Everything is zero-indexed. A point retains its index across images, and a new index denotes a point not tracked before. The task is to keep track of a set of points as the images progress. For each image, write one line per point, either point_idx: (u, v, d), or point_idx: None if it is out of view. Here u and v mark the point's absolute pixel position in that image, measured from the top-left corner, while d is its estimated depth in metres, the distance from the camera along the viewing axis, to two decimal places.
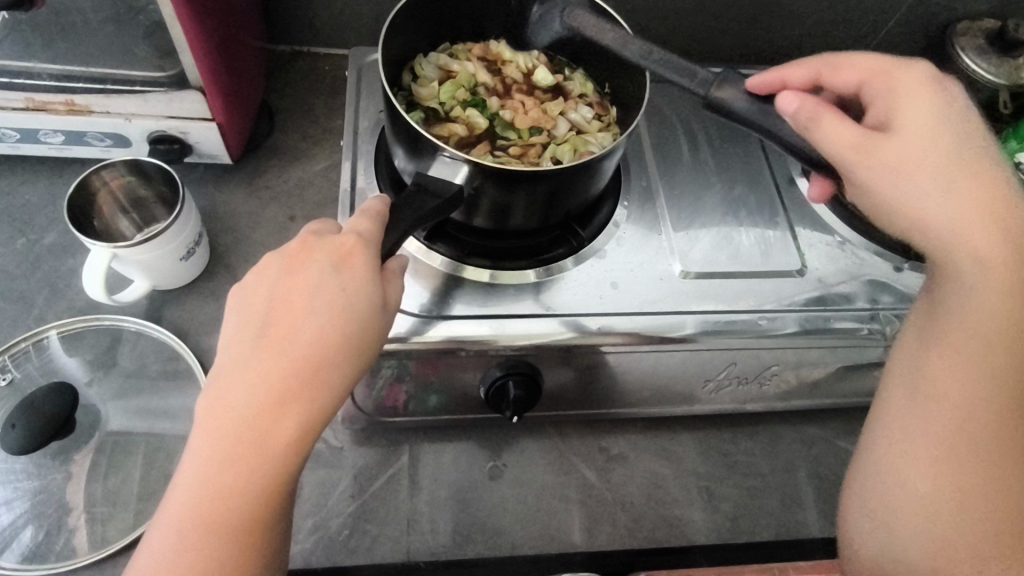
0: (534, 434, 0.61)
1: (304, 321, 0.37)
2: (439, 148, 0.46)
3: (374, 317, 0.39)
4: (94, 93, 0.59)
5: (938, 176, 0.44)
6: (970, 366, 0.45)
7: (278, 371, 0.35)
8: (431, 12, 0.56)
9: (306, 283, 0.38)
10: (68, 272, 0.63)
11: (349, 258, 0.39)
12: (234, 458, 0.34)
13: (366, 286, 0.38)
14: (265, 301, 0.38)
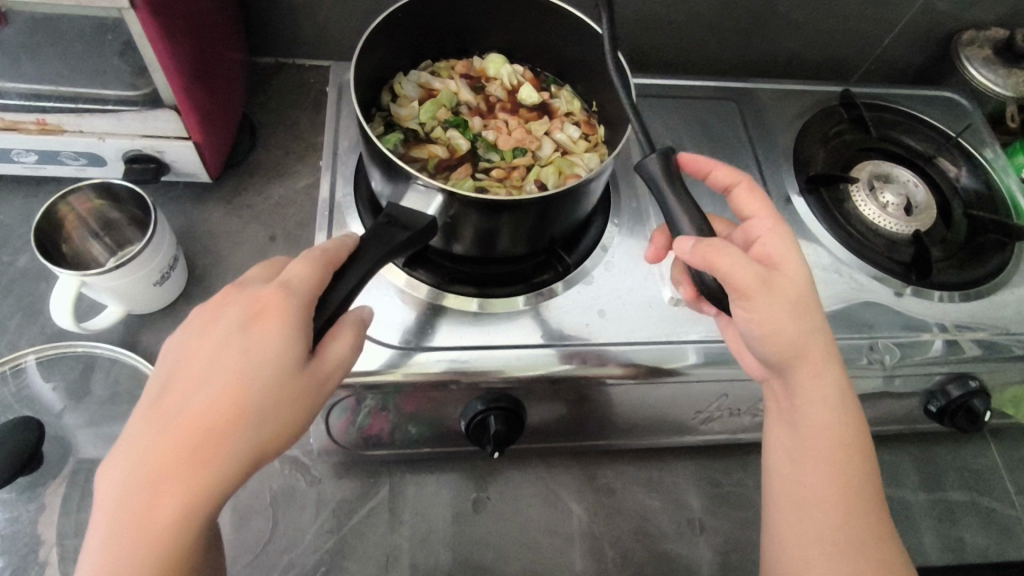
0: (520, 465, 0.59)
1: (200, 387, 0.33)
2: (412, 176, 0.43)
3: (285, 380, 0.34)
4: (66, 113, 0.57)
5: (782, 305, 0.44)
6: (825, 464, 0.47)
7: (163, 443, 0.32)
8: (412, 30, 0.54)
9: (213, 341, 0.35)
10: (41, 296, 0.62)
11: (262, 314, 0.35)
12: (109, 541, 0.31)
13: (275, 345, 0.34)
14: (173, 360, 0.35)
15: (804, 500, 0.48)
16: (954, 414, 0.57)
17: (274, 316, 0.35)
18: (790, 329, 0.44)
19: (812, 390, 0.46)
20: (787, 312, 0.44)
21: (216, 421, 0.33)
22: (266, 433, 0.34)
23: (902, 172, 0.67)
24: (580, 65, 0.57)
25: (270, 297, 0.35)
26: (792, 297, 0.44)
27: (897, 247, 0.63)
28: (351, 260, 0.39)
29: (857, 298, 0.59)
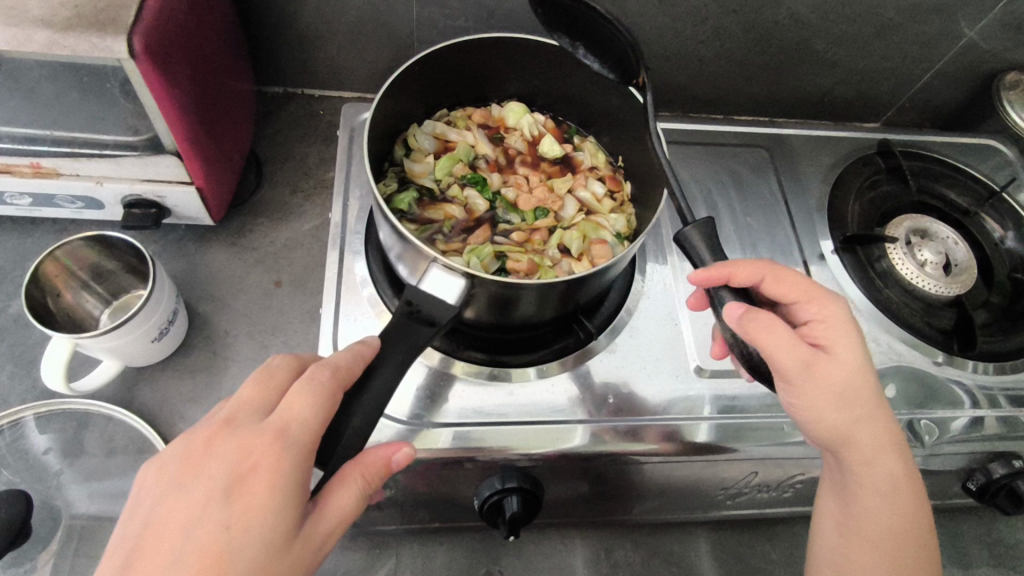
0: (535, 536, 0.56)
1: (169, 566, 0.31)
2: (432, 258, 0.40)
3: (272, 555, 0.32)
4: (62, 157, 0.54)
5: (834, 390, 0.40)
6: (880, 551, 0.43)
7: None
8: (430, 81, 0.51)
9: (194, 507, 0.32)
10: (34, 346, 0.59)
11: (249, 476, 0.32)
12: None
13: (265, 517, 0.32)
14: (142, 523, 0.32)
15: None
16: (995, 494, 0.53)
17: (265, 481, 0.32)
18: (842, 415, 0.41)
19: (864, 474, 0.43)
20: (841, 397, 0.41)
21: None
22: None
23: (942, 228, 0.64)
24: (609, 118, 0.54)
25: (263, 452, 0.33)
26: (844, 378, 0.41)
27: (935, 310, 0.59)
28: (371, 370, 0.37)
29: (895, 368, 0.56)
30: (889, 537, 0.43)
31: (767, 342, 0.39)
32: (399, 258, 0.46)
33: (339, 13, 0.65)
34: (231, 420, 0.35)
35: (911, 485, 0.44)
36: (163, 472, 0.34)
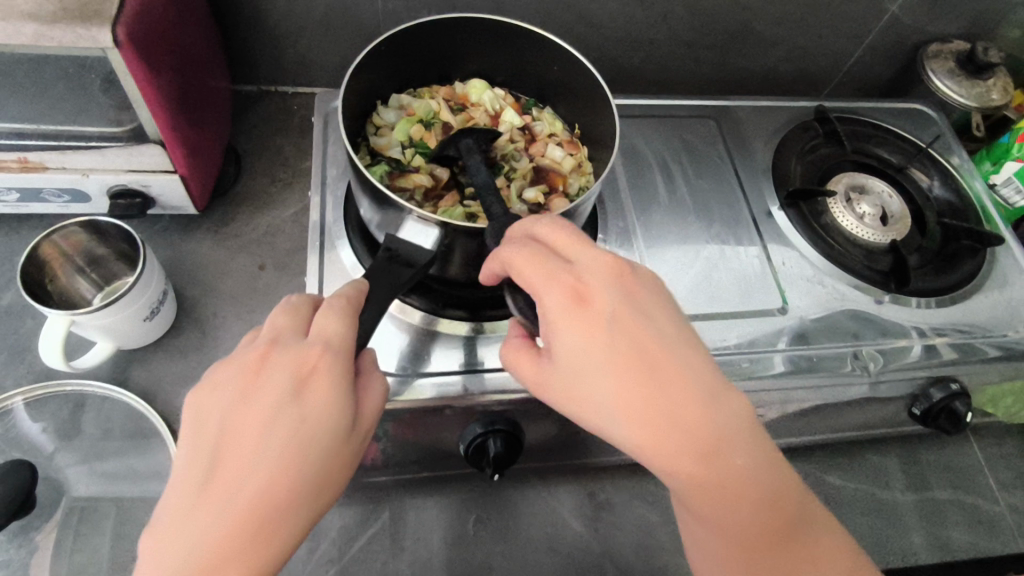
0: (518, 483, 0.60)
1: (255, 464, 0.33)
2: (405, 209, 0.43)
3: (338, 446, 0.35)
4: (47, 151, 0.56)
5: (654, 446, 0.38)
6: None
7: (226, 522, 0.32)
8: (396, 58, 0.55)
9: (265, 413, 0.34)
10: (28, 334, 0.61)
11: (312, 381, 0.35)
12: None
13: (329, 412, 0.35)
14: (216, 432, 0.34)
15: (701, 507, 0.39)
16: (937, 416, 0.59)
17: (328, 382, 0.35)
18: (717, 491, 0.38)
19: (758, 522, 0.39)
20: (640, 415, 0.38)
21: (275, 493, 0.33)
22: (317, 496, 0.35)
23: (877, 183, 0.69)
24: (564, 88, 0.58)
25: (318, 360, 0.35)
26: (683, 440, 0.38)
27: (876, 256, 0.65)
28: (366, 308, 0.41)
29: (839, 306, 0.61)
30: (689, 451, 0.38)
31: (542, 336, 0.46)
32: (377, 226, 0.50)
33: (309, 9, 0.68)
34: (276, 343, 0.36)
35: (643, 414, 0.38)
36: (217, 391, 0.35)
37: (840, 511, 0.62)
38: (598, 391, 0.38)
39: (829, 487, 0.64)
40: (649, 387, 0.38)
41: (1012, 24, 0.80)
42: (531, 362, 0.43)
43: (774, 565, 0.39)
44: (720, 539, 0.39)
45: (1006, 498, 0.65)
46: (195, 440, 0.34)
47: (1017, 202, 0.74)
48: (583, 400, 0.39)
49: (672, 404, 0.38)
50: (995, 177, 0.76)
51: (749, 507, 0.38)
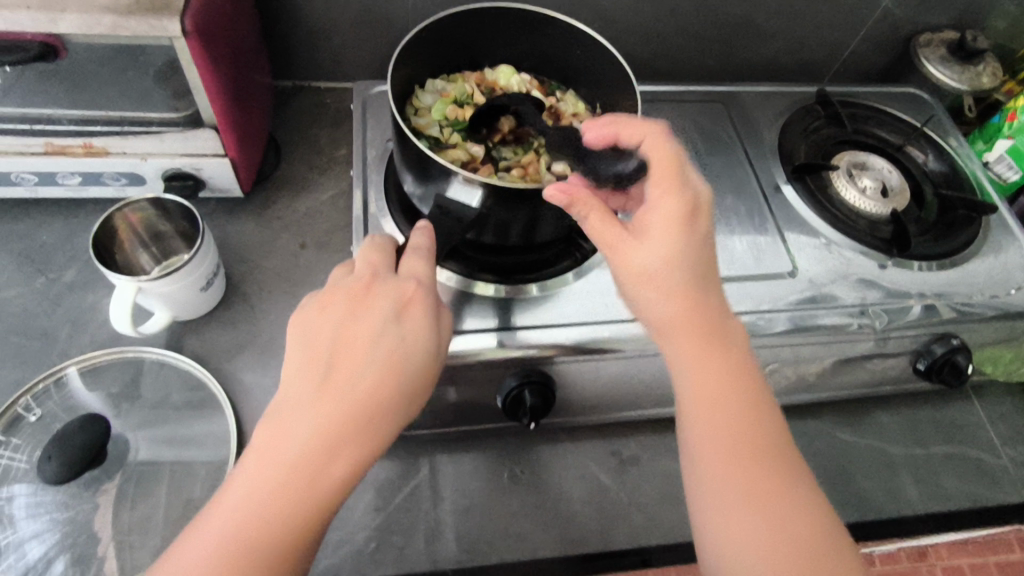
0: (547, 439, 0.65)
1: (361, 370, 0.38)
2: (452, 172, 0.48)
3: (426, 367, 0.40)
4: (112, 136, 0.61)
5: (688, 339, 0.45)
6: (758, 533, 0.41)
7: (334, 420, 0.36)
8: (433, 46, 0.60)
9: (367, 331, 0.39)
10: (88, 308, 0.65)
11: (409, 306, 0.40)
12: (288, 485, 0.35)
13: (422, 334, 0.40)
14: (328, 341, 0.39)
15: (727, 410, 0.44)
16: (941, 370, 0.62)
17: (422, 309, 0.40)
18: (721, 396, 0.44)
19: (748, 446, 0.43)
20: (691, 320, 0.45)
21: (378, 400, 0.38)
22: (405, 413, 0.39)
23: (877, 160, 0.74)
24: (587, 70, 0.62)
25: (414, 290, 0.41)
26: (708, 345, 0.45)
27: (879, 225, 0.69)
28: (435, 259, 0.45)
29: (846, 271, 0.65)
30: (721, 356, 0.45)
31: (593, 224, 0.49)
32: (422, 200, 0.55)
33: (344, 7, 0.74)
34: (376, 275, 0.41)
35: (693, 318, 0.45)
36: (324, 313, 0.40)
37: (851, 465, 0.66)
38: (652, 283, 0.45)
39: (839, 442, 0.68)
40: (694, 300, 0.45)
41: (1000, 14, 0.85)
42: (603, 225, 0.46)
43: (755, 492, 0.42)
44: (716, 450, 0.43)
45: (1007, 452, 0.69)
46: (308, 347, 0.38)
47: (1010, 177, 0.79)
48: (640, 292, 0.45)
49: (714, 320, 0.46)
50: (988, 155, 0.80)
51: (747, 421, 0.44)
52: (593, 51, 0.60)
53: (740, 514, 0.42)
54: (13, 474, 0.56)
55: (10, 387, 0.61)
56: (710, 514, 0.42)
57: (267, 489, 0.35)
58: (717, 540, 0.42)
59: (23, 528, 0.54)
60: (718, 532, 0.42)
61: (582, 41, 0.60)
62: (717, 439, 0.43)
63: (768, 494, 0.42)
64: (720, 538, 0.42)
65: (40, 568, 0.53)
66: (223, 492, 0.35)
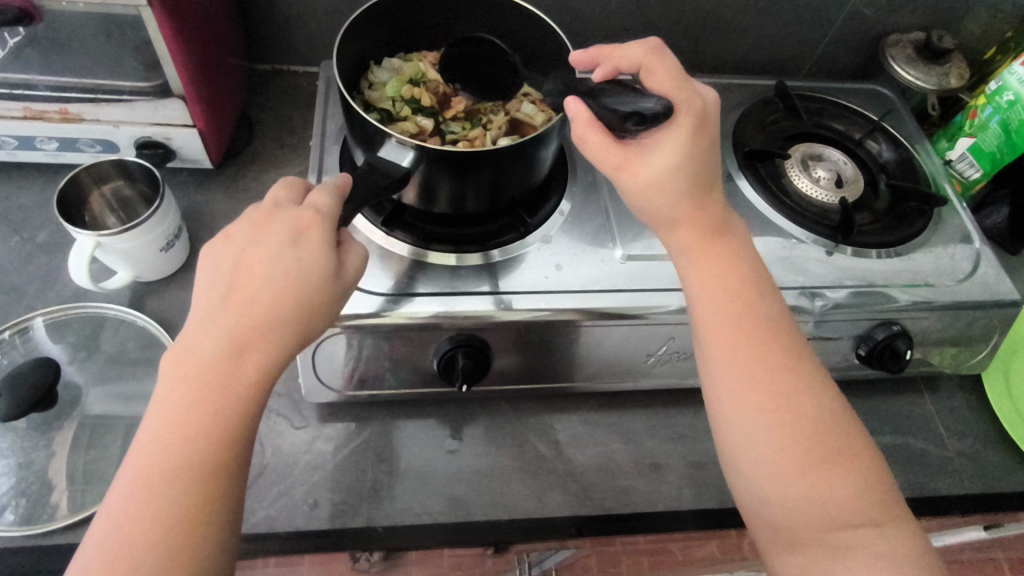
0: (490, 410, 0.66)
1: (260, 290, 0.40)
2: (387, 134, 0.51)
3: (328, 284, 0.42)
4: (86, 103, 0.65)
5: (701, 250, 0.51)
6: (770, 411, 0.47)
7: (234, 339, 0.39)
8: (383, 23, 0.63)
9: (264, 254, 0.40)
10: (58, 267, 0.68)
11: (307, 230, 0.41)
12: (199, 401, 0.37)
13: (319, 255, 0.41)
14: (230, 268, 0.41)
15: (729, 308, 0.50)
16: (881, 355, 0.63)
17: (319, 232, 0.42)
18: (732, 296, 0.50)
19: (761, 339, 0.49)
20: (693, 220, 0.51)
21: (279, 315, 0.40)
22: (310, 325, 0.41)
23: (832, 151, 0.75)
24: (535, 49, 0.65)
25: (312, 216, 0.42)
26: (716, 252, 0.51)
27: (830, 213, 0.70)
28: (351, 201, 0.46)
29: (792, 255, 0.65)
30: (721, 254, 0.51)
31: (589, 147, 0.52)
32: None
33: None
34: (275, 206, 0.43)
35: (697, 220, 0.51)
36: (226, 244, 0.42)
37: None
38: (668, 193, 0.51)
39: None
40: (698, 203, 0.51)
41: (972, 17, 0.86)
42: (609, 149, 0.51)
43: (766, 377, 0.48)
44: (731, 345, 0.49)
45: (955, 444, 0.69)
46: (213, 276, 0.41)
47: (970, 175, 0.80)
48: (650, 199, 0.51)
49: (711, 222, 0.52)
50: (951, 154, 0.81)
51: (747, 314, 0.50)
52: (537, 28, 0.62)
53: (754, 397, 0.48)
54: None
55: None
56: (727, 401, 0.48)
57: (182, 407, 0.37)
58: (728, 428, 0.48)
59: None
60: (733, 415, 0.48)
61: (527, 19, 0.62)
62: (729, 334, 0.49)
63: (778, 377, 0.48)
64: (736, 419, 0.48)
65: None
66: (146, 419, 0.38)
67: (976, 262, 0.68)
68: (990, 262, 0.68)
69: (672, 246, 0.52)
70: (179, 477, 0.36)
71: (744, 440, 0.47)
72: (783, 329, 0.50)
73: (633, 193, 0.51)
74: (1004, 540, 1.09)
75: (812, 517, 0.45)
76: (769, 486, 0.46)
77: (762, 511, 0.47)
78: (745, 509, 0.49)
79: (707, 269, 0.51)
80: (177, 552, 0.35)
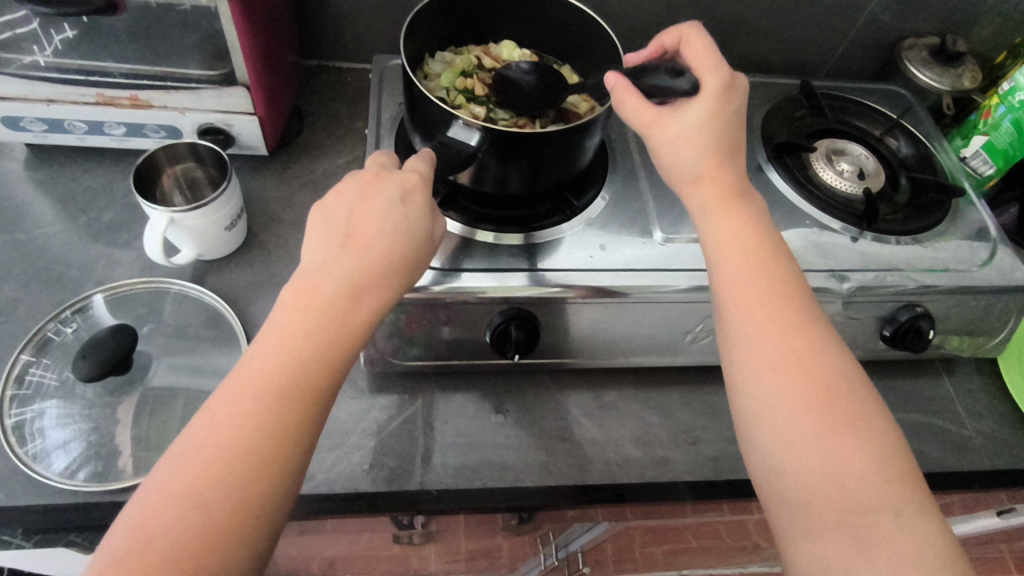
0: (533, 384, 0.70)
1: (376, 238, 0.47)
2: (454, 115, 0.55)
3: (423, 241, 0.49)
4: (156, 90, 0.69)
5: (725, 222, 0.54)
6: (786, 375, 0.48)
7: (348, 280, 0.45)
8: (439, 19, 0.67)
9: (377, 208, 0.48)
10: (122, 245, 0.73)
11: (412, 192, 0.50)
12: (320, 330, 0.44)
13: (421, 216, 0.49)
14: (345, 218, 0.48)
15: (750, 271, 0.52)
16: (904, 336, 0.66)
17: (422, 196, 0.50)
18: (754, 265, 0.52)
19: (780, 304, 0.50)
20: (713, 188, 0.55)
21: (388, 264, 0.47)
22: (409, 278, 0.49)
23: (854, 147, 0.79)
24: (580, 43, 0.69)
25: (416, 181, 0.50)
26: (738, 221, 0.54)
27: (856, 202, 0.74)
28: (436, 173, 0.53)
29: (819, 240, 0.69)
30: (743, 225, 0.54)
31: (623, 106, 0.57)
32: None
33: None
34: (383, 170, 0.51)
35: (717, 190, 0.55)
36: (339, 198, 0.50)
37: None
38: (692, 159, 0.55)
39: None
40: (720, 171, 0.55)
41: (983, 23, 0.91)
42: (643, 108, 0.56)
43: (784, 342, 0.49)
44: (750, 308, 0.50)
45: (973, 424, 0.73)
46: (332, 223, 0.48)
47: (984, 171, 0.84)
48: (677, 161, 0.56)
49: (732, 196, 0.55)
50: (965, 151, 0.85)
51: (768, 280, 0.52)
52: (584, 23, 0.66)
53: (772, 357, 0.49)
54: (44, 390, 0.61)
55: (48, 307, 0.67)
56: (745, 362, 0.49)
57: (303, 334, 0.43)
58: (743, 384, 0.49)
59: (52, 437, 0.59)
60: (750, 377, 0.49)
61: (574, 16, 0.67)
62: (748, 299, 0.51)
63: (797, 344, 0.49)
64: (752, 381, 0.49)
65: (66, 473, 0.58)
66: (255, 342, 0.43)
67: (993, 250, 0.72)
68: (1006, 251, 0.72)
69: (696, 212, 0.56)
70: (279, 401, 0.42)
71: (761, 395, 0.48)
72: (806, 302, 0.51)
73: (660, 152, 0.56)
74: (1012, 532, 1.12)
75: (825, 488, 0.45)
76: (782, 451, 0.46)
77: (776, 479, 0.47)
78: (761, 479, 0.48)
79: (728, 234, 0.53)
80: (258, 468, 0.40)
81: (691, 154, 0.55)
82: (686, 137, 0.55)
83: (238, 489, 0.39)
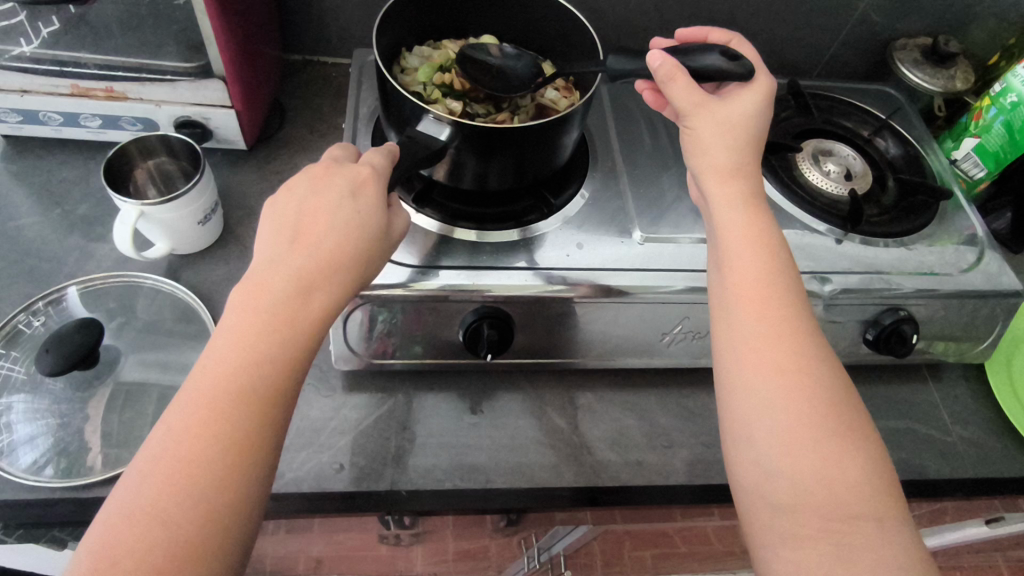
0: (508, 384, 0.69)
1: (326, 234, 0.46)
2: (425, 110, 0.54)
3: (376, 236, 0.48)
4: (131, 81, 0.67)
5: (736, 211, 0.53)
6: (784, 370, 0.46)
7: (297, 276, 0.44)
8: (415, 14, 0.67)
9: (326, 204, 0.47)
10: (96, 238, 0.72)
11: (364, 186, 0.48)
12: (271, 332, 0.43)
13: (371, 208, 0.48)
14: (295, 215, 0.47)
15: (753, 262, 0.51)
16: (888, 339, 0.65)
17: (373, 191, 0.49)
18: (761, 259, 0.51)
19: (778, 299, 0.49)
20: (730, 182, 0.54)
21: (341, 264, 0.46)
22: (362, 272, 0.48)
23: (842, 148, 0.78)
24: (559, 37, 0.68)
25: (366, 175, 0.49)
26: (746, 211, 0.53)
27: (842, 203, 0.73)
28: (395, 169, 0.51)
29: (803, 242, 0.68)
30: (755, 215, 0.53)
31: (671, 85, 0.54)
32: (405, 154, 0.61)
33: None
34: (334, 165, 0.50)
35: (735, 184, 0.54)
36: (288, 195, 0.48)
37: None
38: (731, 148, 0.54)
39: None
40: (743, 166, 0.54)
41: (979, 24, 0.89)
42: (690, 91, 0.54)
43: (784, 338, 0.48)
44: (755, 302, 0.49)
45: (958, 430, 0.71)
46: (285, 220, 0.47)
47: (976, 174, 0.83)
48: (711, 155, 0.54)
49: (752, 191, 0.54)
50: (957, 154, 0.84)
51: (772, 272, 0.50)
52: (561, 16, 0.65)
53: (768, 352, 0.47)
54: (12, 383, 0.60)
55: (18, 300, 0.66)
56: (743, 358, 0.48)
57: (252, 337, 0.42)
58: (734, 374, 0.48)
59: (19, 432, 0.58)
60: (750, 374, 0.47)
61: (551, 9, 0.66)
62: (750, 293, 0.49)
63: (797, 341, 0.48)
64: (753, 379, 0.47)
65: (31, 469, 0.56)
66: (205, 351, 0.42)
67: (980, 254, 0.70)
68: (994, 255, 0.70)
69: (712, 201, 0.54)
70: (230, 411, 0.40)
71: (752, 388, 0.46)
72: (804, 298, 0.50)
73: (699, 135, 0.55)
74: (1005, 540, 1.10)
75: (814, 491, 0.43)
76: (770, 447, 0.45)
77: (763, 479, 0.44)
78: (739, 475, 0.46)
79: (738, 223, 0.52)
80: (213, 483, 0.39)
81: (728, 144, 0.54)
82: (722, 127, 0.54)
83: (189, 508, 0.38)
